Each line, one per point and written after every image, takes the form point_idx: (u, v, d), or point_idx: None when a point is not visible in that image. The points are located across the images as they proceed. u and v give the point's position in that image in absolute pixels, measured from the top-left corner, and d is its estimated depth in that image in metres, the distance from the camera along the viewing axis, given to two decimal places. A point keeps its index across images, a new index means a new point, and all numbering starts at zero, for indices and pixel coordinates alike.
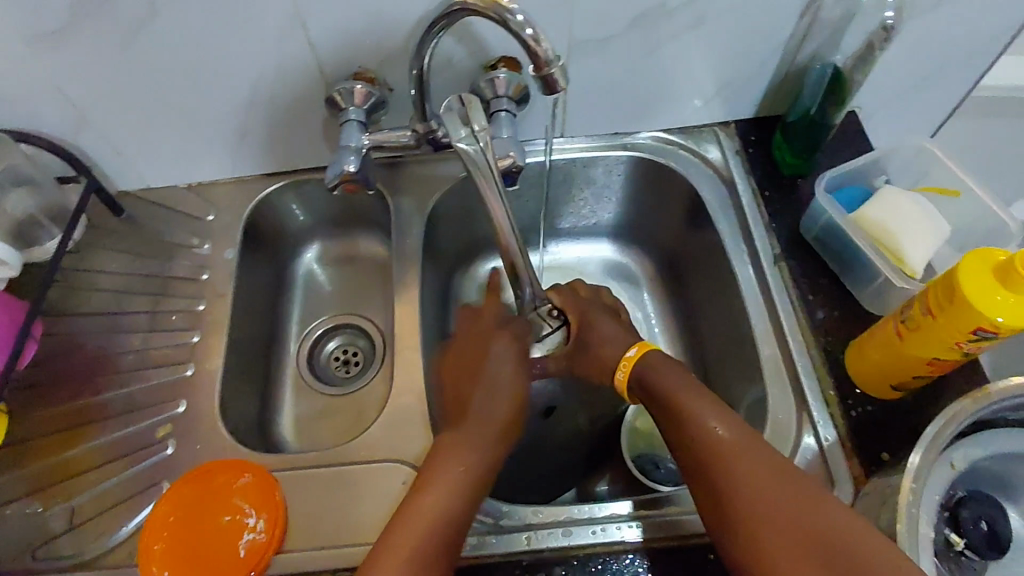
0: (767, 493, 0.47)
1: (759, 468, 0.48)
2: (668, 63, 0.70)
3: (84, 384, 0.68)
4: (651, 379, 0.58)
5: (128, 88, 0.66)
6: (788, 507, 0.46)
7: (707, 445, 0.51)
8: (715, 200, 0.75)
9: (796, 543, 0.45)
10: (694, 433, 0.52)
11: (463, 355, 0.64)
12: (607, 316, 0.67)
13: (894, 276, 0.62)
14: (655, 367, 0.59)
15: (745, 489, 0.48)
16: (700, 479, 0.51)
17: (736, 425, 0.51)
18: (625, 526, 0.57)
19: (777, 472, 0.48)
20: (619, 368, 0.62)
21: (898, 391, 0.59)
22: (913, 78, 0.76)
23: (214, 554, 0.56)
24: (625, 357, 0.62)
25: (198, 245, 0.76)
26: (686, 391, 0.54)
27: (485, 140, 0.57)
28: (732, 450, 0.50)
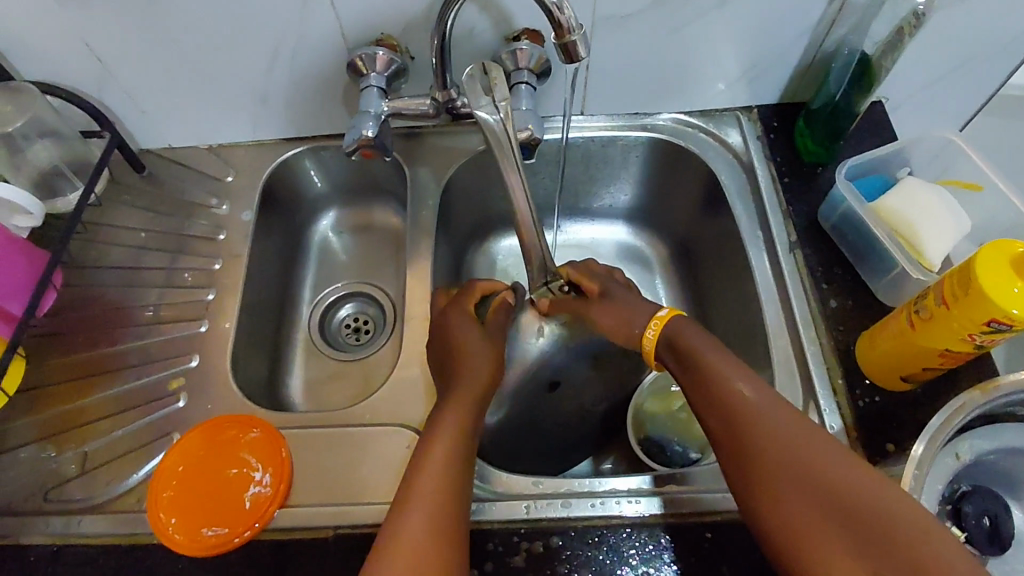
0: (795, 462, 0.46)
1: (789, 437, 0.48)
2: (693, 41, 0.69)
3: (101, 335, 0.69)
4: (676, 343, 0.57)
5: (152, 46, 0.66)
6: (818, 475, 0.46)
7: (737, 413, 0.50)
8: (732, 184, 0.74)
9: (827, 512, 0.44)
10: (722, 402, 0.51)
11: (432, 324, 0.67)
12: (622, 286, 0.67)
13: (910, 267, 0.61)
14: (681, 333, 0.58)
15: (774, 458, 0.47)
16: (728, 449, 0.50)
17: (767, 395, 0.51)
18: (625, 501, 0.57)
19: (808, 441, 0.47)
20: (649, 325, 0.61)
21: (908, 382, 0.58)
22: (941, 71, 0.75)
23: (220, 504, 0.58)
24: (658, 316, 0.61)
25: (215, 205, 0.77)
26: (715, 359, 0.53)
27: (506, 111, 0.55)
28: (762, 420, 0.49)
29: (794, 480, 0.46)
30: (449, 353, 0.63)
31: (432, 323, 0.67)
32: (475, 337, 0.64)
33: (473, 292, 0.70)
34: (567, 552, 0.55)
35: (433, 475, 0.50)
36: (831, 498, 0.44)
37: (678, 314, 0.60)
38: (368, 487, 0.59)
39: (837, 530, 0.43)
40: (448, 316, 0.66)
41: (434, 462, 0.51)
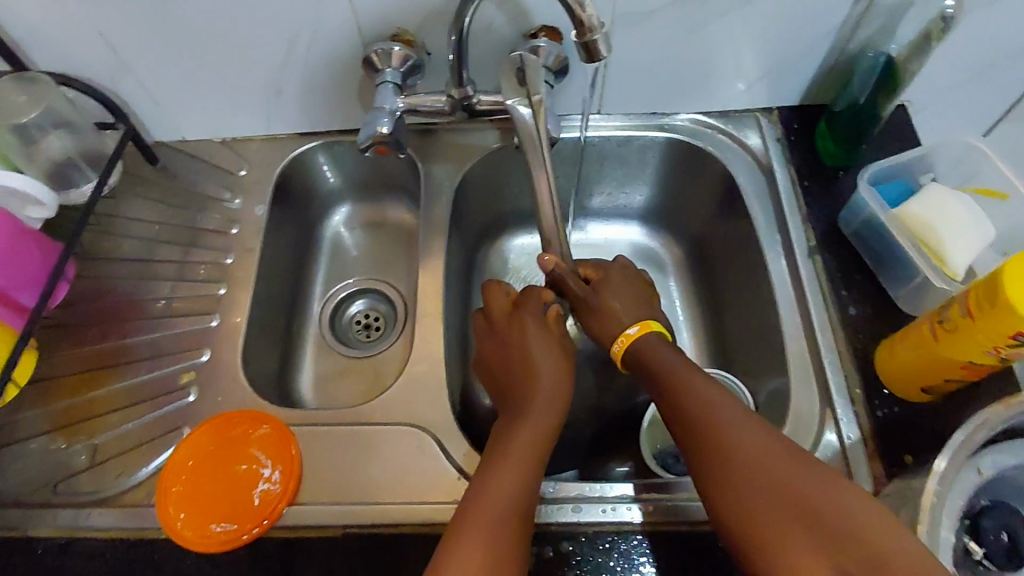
0: (764, 473, 0.47)
1: (757, 449, 0.48)
2: (713, 41, 0.68)
3: (112, 327, 0.69)
4: (646, 357, 0.58)
5: (167, 38, 0.66)
6: (785, 485, 0.46)
7: (710, 426, 0.50)
8: (751, 187, 0.73)
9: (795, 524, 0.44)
10: (690, 416, 0.52)
11: (495, 349, 0.64)
12: (618, 292, 0.65)
13: (933, 276, 0.60)
14: (649, 348, 0.59)
15: (743, 468, 0.48)
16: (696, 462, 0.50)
17: (739, 411, 0.51)
18: (632, 508, 0.57)
19: (774, 454, 0.48)
20: (615, 341, 0.62)
21: (928, 394, 0.57)
22: (968, 74, 0.73)
23: (229, 500, 0.57)
24: (624, 334, 0.61)
25: (229, 199, 0.77)
26: (687, 371, 0.54)
27: (538, 105, 0.61)
28: (729, 432, 0.50)
29: (761, 490, 0.46)
30: (523, 366, 0.60)
31: (501, 335, 0.64)
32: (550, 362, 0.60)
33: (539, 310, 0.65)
34: (577, 558, 0.54)
35: (499, 491, 0.50)
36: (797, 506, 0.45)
37: (650, 329, 0.61)
38: (377, 487, 0.59)
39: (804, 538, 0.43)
40: (502, 329, 0.64)
41: (497, 475, 0.52)
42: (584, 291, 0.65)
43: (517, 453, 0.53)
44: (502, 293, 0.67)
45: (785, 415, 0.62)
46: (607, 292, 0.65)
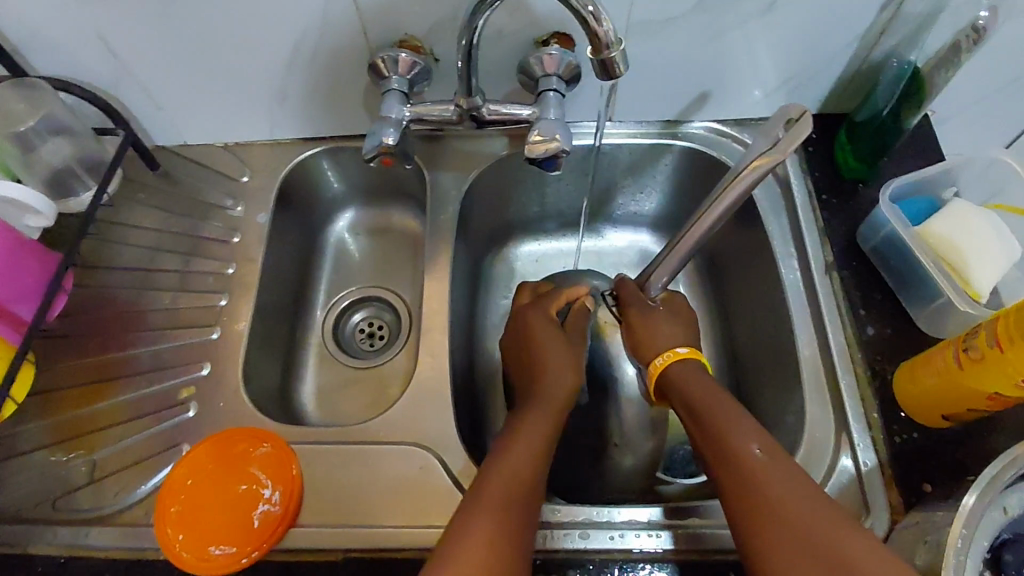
0: (795, 501, 0.46)
1: (788, 482, 0.47)
2: (732, 49, 0.66)
3: (111, 339, 0.68)
4: (676, 385, 0.58)
5: (168, 43, 0.64)
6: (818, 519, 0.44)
7: (738, 458, 0.49)
8: (767, 199, 0.71)
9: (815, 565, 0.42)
10: (727, 440, 0.51)
11: (515, 337, 0.67)
12: (669, 315, 0.64)
13: (958, 299, 0.58)
14: (687, 371, 0.58)
15: (766, 488, 0.47)
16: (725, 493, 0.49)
17: (767, 447, 0.50)
18: (645, 535, 0.55)
19: (806, 491, 0.46)
20: (659, 355, 0.61)
21: (949, 421, 0.55)
22: (995, 84, 0.71)
23: (228, 521, 0.56)
24: (672, 350, 0.61)
25: (231, 207, 0.75)
26: (716, 400, 0.54)
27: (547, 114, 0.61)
28: (765, 464, 0.48)
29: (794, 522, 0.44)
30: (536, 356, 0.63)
31: (515, 324, 0.67)
32: (556, 351, 0.63)
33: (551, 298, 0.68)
34: None
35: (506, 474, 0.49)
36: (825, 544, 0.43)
37: (699, 358, 0.60)
38: (379, 511, 0.57)
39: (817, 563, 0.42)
40: (526, 315, 0.67)
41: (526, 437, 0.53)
42: (648, 304, 0.65)
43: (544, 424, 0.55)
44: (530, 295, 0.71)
45: (800, 439, 0.60)
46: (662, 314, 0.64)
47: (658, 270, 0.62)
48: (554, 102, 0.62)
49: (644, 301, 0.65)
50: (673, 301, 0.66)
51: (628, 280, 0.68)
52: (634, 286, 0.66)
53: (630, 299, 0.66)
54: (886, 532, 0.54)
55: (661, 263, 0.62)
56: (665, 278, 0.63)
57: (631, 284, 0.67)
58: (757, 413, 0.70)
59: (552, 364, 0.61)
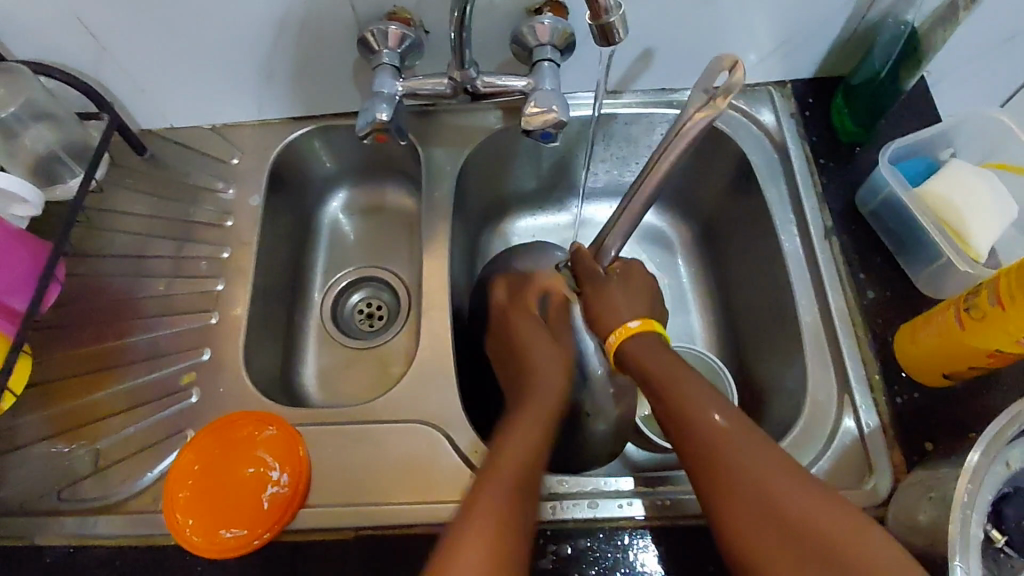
0: (762, 473, 0.46)
1: (757, 452, 0.47)
2: (727, 14, 0.65)
3: (108, 327, 0.67)
4: (633, 359, 0.57)
5: (150, 23, 0.63)
6: (788, 486, 0.45)
7: (704, 432, 0.49)
8: (764, 166, 0.70)
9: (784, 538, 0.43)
10: (691, 415, 0.50)
11: (504, 335, 0.66)
12: (623, 285, 0.63)
13: (957, 259, 0.59)
14: (646, 347, 0.57)
15: (735, 460, 0.47)
16: (691, 463, 0.49)
17: (732, 418, 0.50)
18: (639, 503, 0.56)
19: (772, 453, 0.47)
20: (610, 334, 0.60)
21: (950, 379, 0.56)
22: (990, 42, 0.71)
23: (238, 504, 0.56)
24: (624, 326, 0.59)
25: (222, 189, 0.74)
26: (677, 371, 0.53)
27: (540, 84, 0.60)
28: (729, 432, 0.49)
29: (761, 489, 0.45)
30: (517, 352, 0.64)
31: (500, 330, 0.67)
32: (541, 342, 0.64)
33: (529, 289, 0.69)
34: (595, 555, 0.53)
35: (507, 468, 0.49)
36: (776, 499, 0.45)
37: (655, 329, 0.59)
38: (387, 488, 0.58)
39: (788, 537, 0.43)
40: (510, 317, 0.67)
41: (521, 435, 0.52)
42: (602, 278, 0.63)
43: (542, 406, 0.56)
44: (504, 289, 0.71)
45: (803, 403, 0.61)
46: (615, 286, 0.63)
47: (608, 239, 0.61)
48: (547, 71, 0.61)
49: (598, 273, 0.64)
50: (628, 270, 0.65)
51: (582, 249, 0.65)
52: (588, 257, 0.64)
53: (585, 275, 0.64)
54: (890, 490, 0.54)
55: (612, 229, 0.60)
56: (617, 245, 0.62)
57: (586, 253, 0.65)
58: (759, 378, 0.70)
59: (538, 359, 0.62)
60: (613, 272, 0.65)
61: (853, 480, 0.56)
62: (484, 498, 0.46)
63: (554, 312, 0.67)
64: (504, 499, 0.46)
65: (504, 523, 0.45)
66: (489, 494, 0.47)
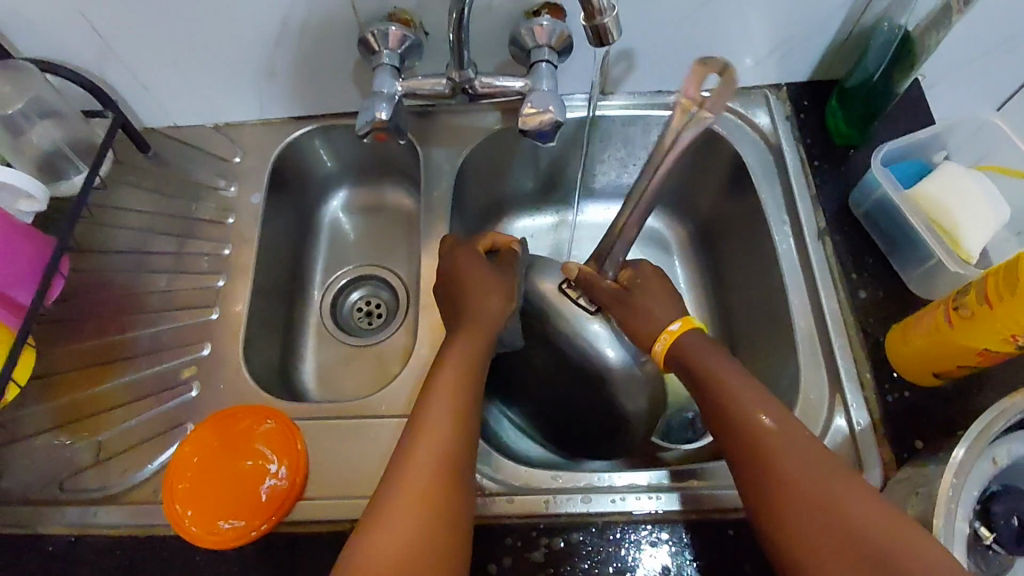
0: (807, 469, 0.47)
1: (797, 445, 0.49)
2: (722, 18, 0.66)
3: (110, 321, 0.68)
4: (683, 357, 0.58)
5: (155, 24, 0.64)
6: (828, 481, 0.46)
7: (751, 431, 0.50)
8: (759, 168, 0.71)
9: (826, 535, 0.44)
10: (740, 413, 0.52)
11: (450, 283, 0.64)
12: (646, 289, 0.64)
13: (948, 259, 0.59)
14: (695, 345, 0.58)
15: (783, 459, 0.48)
16: (738, 460, 0.50)
17: (780, 418, 0.51)
18: (640, 498, 0.56)
19: (816, 452, 0.48)
20: (657, 341, 0.61)
21: (940, 378, 0.57)
22: (983, 47, 0.72)
23: (236, 496, 0.57)
24: (668, 330, 0.61)
25: (224, 187, 0.75)
26: (727, 371, 0.55)
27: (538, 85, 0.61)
28: (775, 431, 0.50)
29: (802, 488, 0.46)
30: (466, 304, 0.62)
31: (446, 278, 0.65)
32: (483, 286, 0.63)
33: (476, 238, 0.67)
34: (588, 548, 0.54)
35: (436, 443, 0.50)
36: (820, 497, 0.46)
37: (693, 326, 0.61)
38: None
39: (829, 530, 0.44)
40: (456, 254, 0.65)
41: (445, 391, 0.53)
42: (620, 292, 0.64)
43: (466, 356, 0.57)
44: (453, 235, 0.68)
45: (795, 401, 0.61)
46: (641, 293, 0.64)
47: (618, 248, 0.63)
48: (545, 73, 0.61)
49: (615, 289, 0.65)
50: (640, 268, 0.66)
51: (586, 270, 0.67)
52: (595, 276, 0.66)
53: (608, 297, 0.65)
54: (880, 487, 0.55)
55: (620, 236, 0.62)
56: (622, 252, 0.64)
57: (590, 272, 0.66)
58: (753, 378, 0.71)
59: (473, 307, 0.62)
60: (624, 283, 0.66)
61: None
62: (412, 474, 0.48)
63: (504, 261, 0.67)
64: (432, 460, 0.49)
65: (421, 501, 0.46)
66: (422, 462, 0.48)
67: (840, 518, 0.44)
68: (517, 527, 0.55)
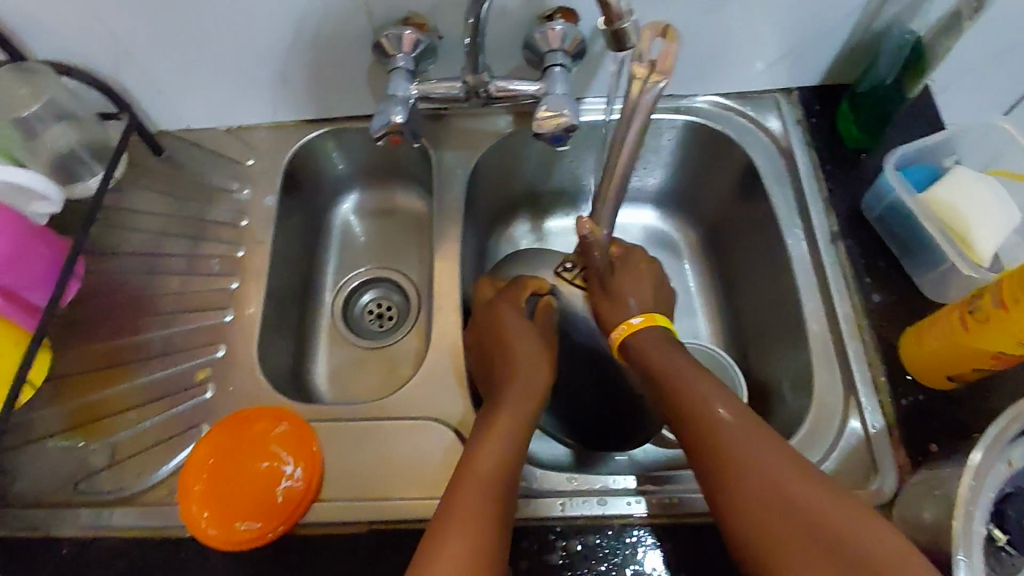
0: (768, 461, 0.47)
1: (756, 439, 0.49)
2: (735, 23, 0.66)
3: (125, 323, 0.68)
4: (640, 353, 0.59)
5: (170, 28, 0.64)
6: (790, 472, 0.46)
7: (709, 424, 0.51)
8: (770, 172, 0.72)
9: (791, 527, 0.44)
10: (699, 405, 0.52)
11: (488, 335, 0.65)
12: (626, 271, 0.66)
13: (961, 263, 0.60)
14: (651, 340, 0.60)
15: (743, 451, 0.48)
16: (698, 453, 0.51)
17: (738, 412, 0.51)
18: (629, 501, 0.57)
19: (776, 445, 0.49)
20: (615, 329, 0.63)
21: (954, 382, 0.57)
22: (994, 51, 0.72)
23: (252, 497, 0.57)
24: (626, 322, 0.62)
25: (237, 190, 0.75)
26: (683, 365, 0.56)
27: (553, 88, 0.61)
28: (733, 423, 0.50)
29: (768, 480, 0.46)
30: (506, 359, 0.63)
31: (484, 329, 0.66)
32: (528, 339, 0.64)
33: (515, 292, 0.68)
34: (605, 551, 0.54)
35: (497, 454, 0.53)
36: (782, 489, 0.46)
37: (655, 323, 0.62)
38: (399, 483, 0.59)
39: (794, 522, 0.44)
40: (496, 308, 0.66)
41: (495, 446, 0.53)
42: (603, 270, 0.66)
43: (521, 417, 0.57)
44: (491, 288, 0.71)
45: (808, 404, 0.61)
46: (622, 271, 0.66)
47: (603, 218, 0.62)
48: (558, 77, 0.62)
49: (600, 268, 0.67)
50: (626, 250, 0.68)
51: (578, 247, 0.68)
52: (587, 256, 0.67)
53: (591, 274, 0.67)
54: (895, 490, 0.55)
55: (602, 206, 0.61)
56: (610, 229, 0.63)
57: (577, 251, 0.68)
58: (765, 381, 0.71)
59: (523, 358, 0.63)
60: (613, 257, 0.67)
61: (859, 479, 0.56)
62: (452, 528, 0.47)
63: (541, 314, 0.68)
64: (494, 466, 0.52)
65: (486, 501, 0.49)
66: (476, 498, 0.49)
67: (802, 509, 0.44)
68: (532, 531, 0.55)
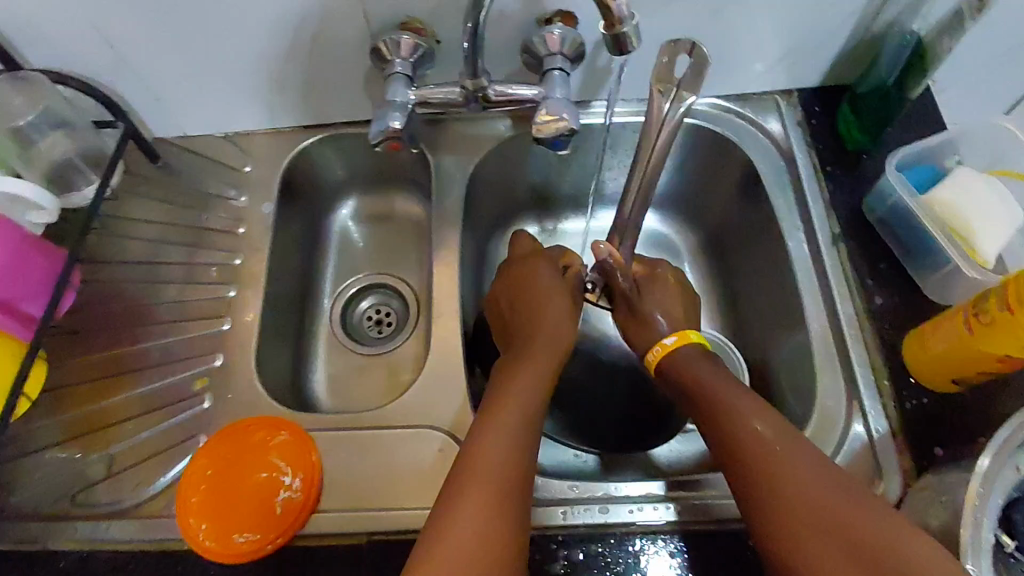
0: (808, 478, 0.47)
1: (795, 454, 0.48)
2: (734, 25, 0.66)
3: (121, 333, 0.67)
4: (674, 369, 0.59)
5: (166, 34, 0.64)
6: (831, 491, 0.45)
7: (745, 441, 0.50)
8: (771, 174, 0.71)
9: (831, 546, 0.43)
10: (733, 421, 0.52)
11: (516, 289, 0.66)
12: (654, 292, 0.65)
13: (965, 265, 0.59)
14: (685, 357, 0.59)
15: (780, 468, 0.48)
16: (735, 469, 0.50)
17: (776, 427, 0.50)
18: (654, 507, 0.56)
19: (815, 462, 0.48)
20: (649, 351, 0.63)
21: (958, 385, 0.56)
22: (994, 52, 0.72)
23: (251, 508, 0.57)
24: (660, 343, 0.62)
25: (234, 197, 0.74)
26: (719, 382, 0.55)
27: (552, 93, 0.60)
28: (770, 438, 0.49)
29: (805, 489, 0.46)
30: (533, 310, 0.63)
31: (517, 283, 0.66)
32: (559, 297, 0.64)
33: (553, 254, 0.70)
34: (607, 560, 0.53)
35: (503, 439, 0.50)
36: (823, 507, 0.45)
37: (689, 339, 0.61)
38: (399, 492, 0.58)
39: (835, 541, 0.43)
40: (533, 260, 0.67)
41: (502, 433, 0.50)
42: (631, 291, 0.65)
43: (529, 398, 0.54)
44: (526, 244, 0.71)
45: (812, 409, 0.61)
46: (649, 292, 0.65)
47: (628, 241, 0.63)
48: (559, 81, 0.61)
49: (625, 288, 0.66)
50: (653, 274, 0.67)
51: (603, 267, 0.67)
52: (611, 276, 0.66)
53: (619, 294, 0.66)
54: (900, 495, 0.55)
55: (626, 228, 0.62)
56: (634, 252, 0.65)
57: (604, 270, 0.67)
58: (768, 384, 0.70)
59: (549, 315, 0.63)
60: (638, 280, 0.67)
61: (865, 484, 0.56)
62: (461, 521, 0.45)
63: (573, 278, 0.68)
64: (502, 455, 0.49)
65: (495, 494, 0.46)
66: (486, 496, 0.46)
67: (845, 527, 0.44)
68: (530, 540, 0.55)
